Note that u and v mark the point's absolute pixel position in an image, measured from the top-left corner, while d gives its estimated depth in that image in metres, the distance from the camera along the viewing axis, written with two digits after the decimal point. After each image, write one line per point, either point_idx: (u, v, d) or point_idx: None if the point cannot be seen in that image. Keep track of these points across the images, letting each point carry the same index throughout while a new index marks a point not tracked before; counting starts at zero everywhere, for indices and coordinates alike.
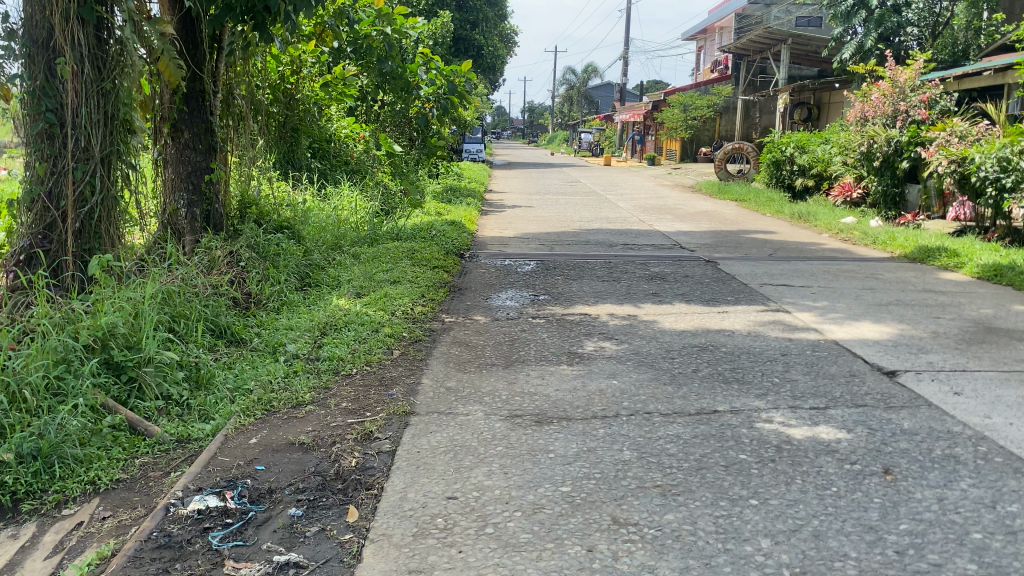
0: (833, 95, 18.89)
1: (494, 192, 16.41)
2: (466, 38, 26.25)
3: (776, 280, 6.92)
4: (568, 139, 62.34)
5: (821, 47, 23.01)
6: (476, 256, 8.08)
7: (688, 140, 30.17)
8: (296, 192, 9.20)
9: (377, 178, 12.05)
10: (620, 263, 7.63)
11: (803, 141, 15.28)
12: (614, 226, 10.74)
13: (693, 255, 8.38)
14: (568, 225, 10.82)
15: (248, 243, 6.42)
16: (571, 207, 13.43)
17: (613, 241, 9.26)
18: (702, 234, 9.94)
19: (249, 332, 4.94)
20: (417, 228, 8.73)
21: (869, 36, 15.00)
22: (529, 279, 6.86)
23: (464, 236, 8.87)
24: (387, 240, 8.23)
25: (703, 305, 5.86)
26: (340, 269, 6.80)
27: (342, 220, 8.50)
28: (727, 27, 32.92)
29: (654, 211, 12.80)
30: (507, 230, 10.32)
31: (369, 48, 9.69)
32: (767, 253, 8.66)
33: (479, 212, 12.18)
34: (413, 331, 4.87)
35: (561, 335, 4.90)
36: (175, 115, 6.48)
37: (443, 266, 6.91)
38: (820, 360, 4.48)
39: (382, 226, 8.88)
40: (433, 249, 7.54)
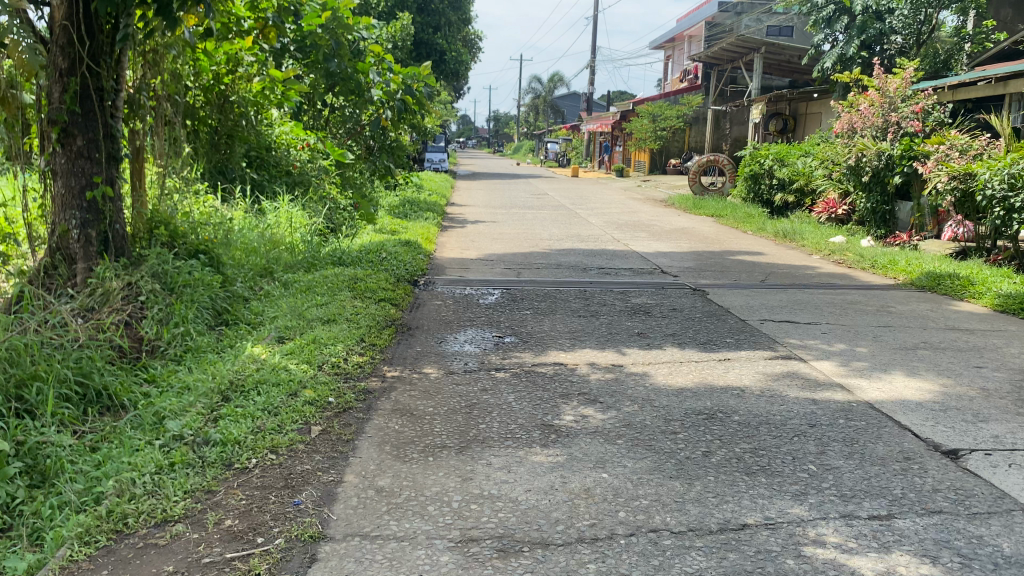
0: (810, 106, 18.20)
1: (456, 205, 15.42)
2: (428, 43, 25.28)
3: (778, 315, 5.98)
4: (534, 149, 61.64)
5: (794, 56, 22.35)
6: (432, 283, 7.05)
7: (657, 152, 29.43)
8: (227, 209, 8.14)
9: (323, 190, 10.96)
10: (597, 294, 6.64)
11: (782, 154, 14.53)
12: (586, 246, 9.78)
13: (677, 281, 7.44)
14: (536, 245, 9.85)
15: (152, 274, 5.35)
16: (538, 222, 12.46)
17: (587, 265, 8.29)
18: (683, 256, 9.02)
19: (132, 396, 3.89)
20: (364, 249, 7.69)
21: (850, 43, 14.53)
22: (492, 314, 5.83)
23: (418, 259, 7.82)
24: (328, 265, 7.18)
25: (700, 351, 4.88)
26: (266, 304, 5.75)
27: (279, 242, 7.45)
28: (697, 37, 32.31)
29: (628, 228, 11.89)
30: (468, 250, 9.31)
31: (314, 45, 8.77)
32: (758, 279, 7.73)
33: (438, 228, 11.14)
34: (341, 394, 3.85)
35: (531, 398, 3.88)
36: (65, 117, 5.36)
37: (389, 298, 5.88)
38: (861, 436, 3.51)
39: (325, 248, 7.84)
40: (380, 276, 6.51)
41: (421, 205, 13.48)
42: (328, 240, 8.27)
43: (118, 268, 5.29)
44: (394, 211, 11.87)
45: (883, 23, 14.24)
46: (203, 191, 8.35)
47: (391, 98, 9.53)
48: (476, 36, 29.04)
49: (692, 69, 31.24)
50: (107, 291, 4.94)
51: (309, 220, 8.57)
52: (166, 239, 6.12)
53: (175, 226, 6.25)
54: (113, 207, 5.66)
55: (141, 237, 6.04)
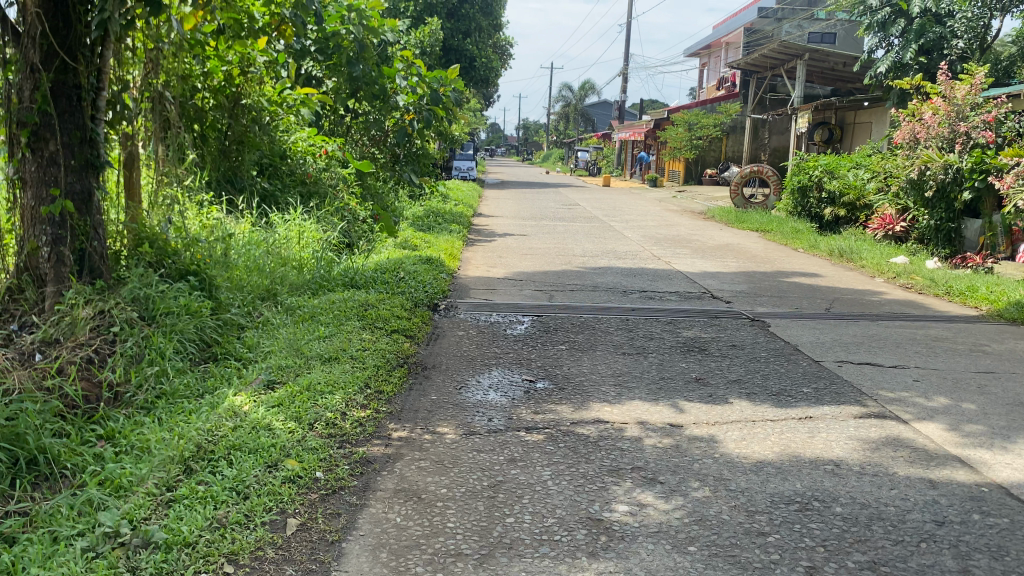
0: (860, 116, 17.24)
1: (484, 217, 14.68)
2: (458, 48, 24.67)
3: (857, 355, 5.11)
4: (564, 158, 60.87)
5: (839, 63, 21.36)
6: (454, 308, 6.27)
7: (692, 161, 28.48)
8: (234, 222, 7.45)
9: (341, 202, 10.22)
10: (641, 324, 5.80)
11: (832, 166, 13.68)
12: (624, 264, 8.97)
13: (731, 309, 6.59)
14: (570, 262, 9.05)
15: (130, 300, 4.62)
16: (571, 236, 11.65)
17: (627, 287, 7.45)
18: (733, 279, 8.17)
19: (79, 460, 3.14)
20: (380, 267, 6.93)
21: (907, 48, 13.50)
22: (522, 350, 5.02)
23: (440, 279, 7.05)
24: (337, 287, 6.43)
25: (773, 407, 4.03)
26: (263, 334, 4.99)
27: (285, 260, 6.72)
28: (733, 44, 31.35)
29: (668, 244, 11.06)
30: (495, 267, 8.53)
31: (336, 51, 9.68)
32: (822, 308, 6.84)
33: (464, 242, 10.36)
34: (332, 467, 3.06)
35: (572, 474, 3.07)
36: (36, 118, 4.62)
37: (402, 328, 5.09)
38: (1011, 543, 2.65)
39: (338, 266, 7.08)
40: (394, 300, 5.73)
41: (447, 217, 12.72)
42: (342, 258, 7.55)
43: (90, 292, 4.56)
44: (416, 224, 11.11)
45: (943, 27, 13.33)
46: (210, 202, 7.69)
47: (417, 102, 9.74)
48: (508, 42, 28.37)
49: (729, 77, 30.29)
50: (73, 321, 4.22)
51: (323, 233, 7.87)
52: (152, 258, 5.38)
53: (166, 242, 5.52)
54: (91, 222, 4.90)
55: (127, 255, 5.28)
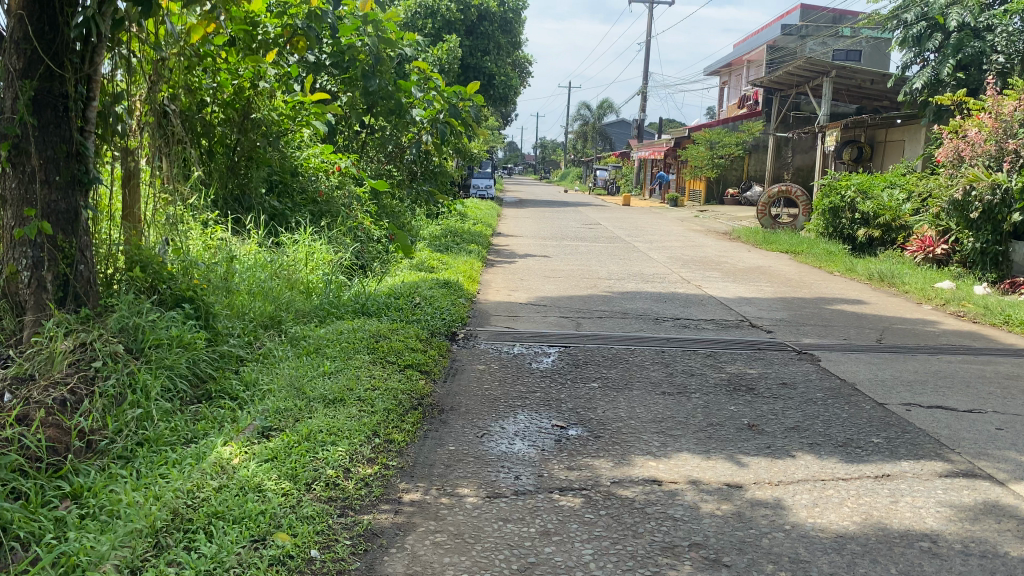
0: (892, 134, 16.69)
1: (502, 236, 14.22)
2: (476, 66, 24.35)
3: (924, 397, 4.56)
4: (582, 177, 60.48)
5: (867, 81, 20.80)
6: (473, 338, 5.78)
7: (714, 180, 27.93)
8: (240, 242, 7.01)
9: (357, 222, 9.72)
10: (679, 358, 5.28)
11: (866, 185, 13.16)
12: (653, 288, 8.46)
13: (775, 341, 6.06)
14: (595, 286, 8.55)
15: (115, 331, 4.14)
16: (594, 258, 11.15)
17: (658, 314, 6.93)
18: (772, 306, 7.63)
19: (36, 527, 2.65)
20: (393, 291, 6.44)
21: (944, 64, 12.88)
22: (550, 387, 4.50)
23: (458, 305, 6.56)
24: (347, 314, 5.96)
25: (841, 461, 3.50)
26: (263, 368, 4.50)
27: (292, 283, 6.26)
28: (755, 61, 30.88)
29: (697, 267, 10.54)
30: (517, 291, 8.04)
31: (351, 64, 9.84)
32: (872, 339, 6.29)
33: (482, 264, 9.87)
34: (331, 543, 2.57)
35: (619, 555, 2.55)
36: (16, 130, 4.15)
37: (415, 362, 4.60)
38: None
39: (348, 291, 6.61)
40: (408, 330, 5.23)
41: (464, 236, 12.25)
42: (354, 281, 7.09)
43: (71, 323, 4.07)
44: (432, 244, 10.65)
45: (981, 41, 12.63)
46: (216, 221, 7.28)
47: (433, 117, 10.22)
48: (526, 60, 28.04)
49: (751, 94, 29.79)
50: (49, 355, 3.75)
51: (334, 254, 7.43)
52: (146, 285, 4.87)
53: (161, 266, 5.04)
54: (77, 245, 4.41)
55: (117, 281, 4.80)
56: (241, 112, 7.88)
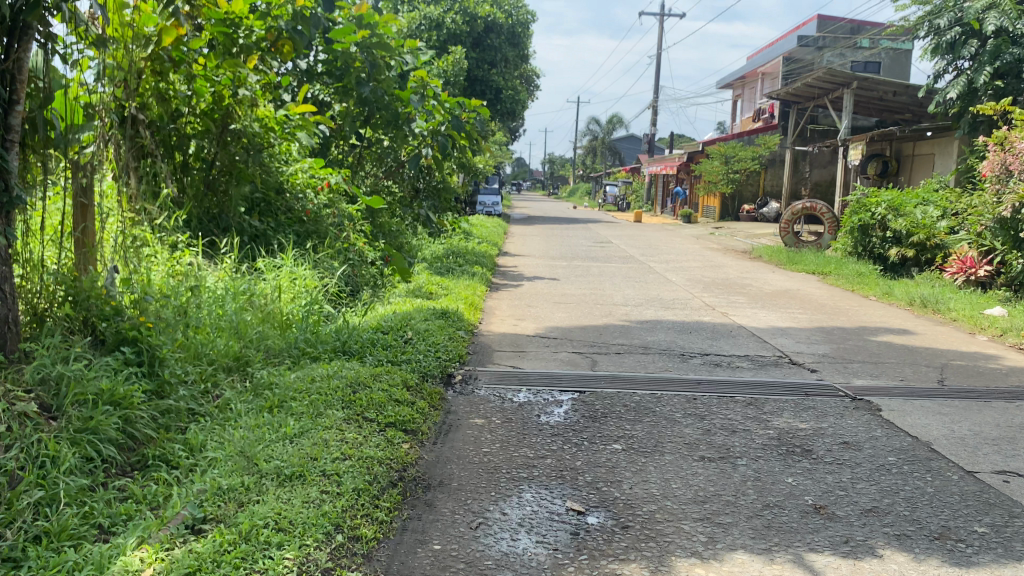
0: (920, 148, 15.87)
1: (510, 255, 13.45)
2: (484, 80, 23.73)
3: (1021, 461, 3.73)
4: (592, 192, 59.75)
5: (890, 92, 20.00)
6: (473, 381, 4.98)
7: (729, 196, 27.12)
8: (214, 267, 6.25)
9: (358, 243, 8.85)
10: (715, 409, 4.47)
11: (897, 201, 12.32)
12: (676, 317, 7.65)
13: (822, 383, 5.25)
14: (611, 313, 7.76)
15: (30, 385, 3.37)
16: (608, 280, 10.35)
17: (683, 349, 6.12)
18: (810, 338, 6.81)
19: None
20: (382, 323, 5.66)
21: (980, 72, 12.04)
22: (562, 449, 3.70)
23: (456, 339, 5.76)
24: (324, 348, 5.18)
25: (945, 565, 2.68)
26: (213, 427, 3.72)
27: (265, 317, 5.48)
28: (770, 74, 30.11)
29: (719, 290, 9.74)
30: (524, 320, 7.25)
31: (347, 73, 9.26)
32: (934, 381, 5.45)
33: (486, 287, 9.08)
34: None
35: None
36: None
37: (399, 418, 3.80)
38: None
39: (331, 322, 5.83)
40: (394, 375, 4.44)
41: (469, 256, 11.47)
42: (340, 311, 6.31)
43: None
44: (433, 266, 9.87)
45: (1020, 47, 11.79)
46: (188, 243, 6.53)
47: (434, 129, 9.65)
48: (535, 74, 27.41)
49: (767, 108, 29.01)
50: None
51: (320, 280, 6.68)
52: (81, 323, 4.08)
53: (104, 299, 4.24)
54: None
55: (45, 319, 3.99)
56: (221, 123, 7.16)
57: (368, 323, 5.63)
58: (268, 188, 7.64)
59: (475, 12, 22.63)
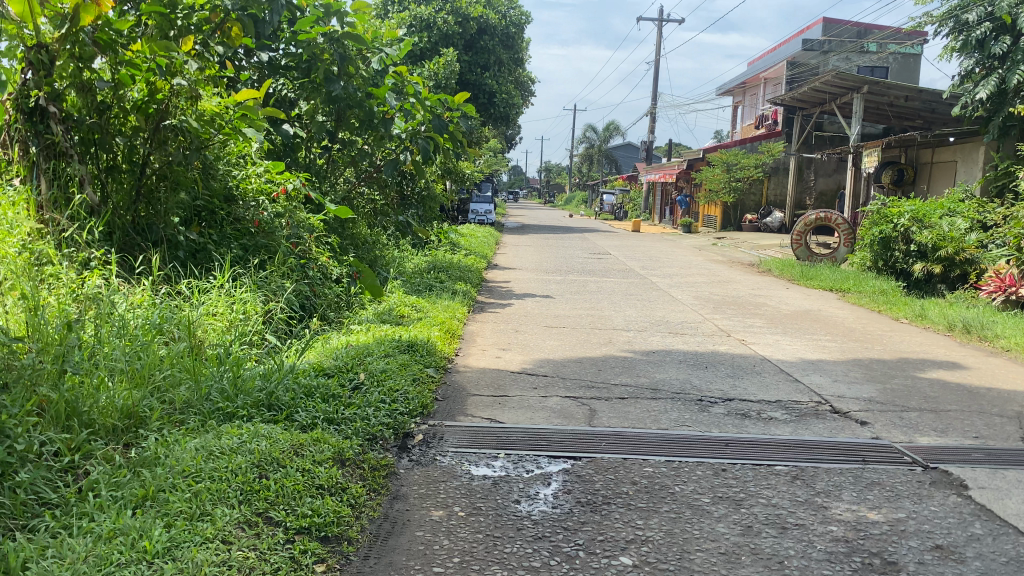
0: (940, 155, 14.85)
1: (499, 269, 12.35)
2: (476, 83, 22.61)
3: None
4: (588, 200, 58.71)
5: (903, 97, 19.00)
6: (439, 444, 3.85)
7: (731, 205, 26.05)
8: (127, 291, 5.12)
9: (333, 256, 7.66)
10: (753, 491, 3.37)
11: (922, 211, 11.25)
12: (686, 347, 6.56)
13: (879, 444, 4.16)
14: (611, 342, 6.65)
15: None
16: (606, 299, 9.25)
17: (699, 392, 5.01)
18: (848, 376, 5.71)
19: None
20: (326, 364, 4.52)
21: (1013, 71, 11.01)
22: (548, 567, 2.60)
23: (422, 384, 4.62)
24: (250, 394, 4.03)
25: None
26: (49, 535, 2.58)
27: (176, 359, 4.32)
28: (774, 79, 29.11)
29: (732, 311, 8.64)
30: (509, 351, 6.14)
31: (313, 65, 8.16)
32: (1016, 439, 4.34)
33: (469, 308, 7.93)
34: None
35: None
36: None
37: (316, 519, 2.72)
38: None
39: (268, 362, 4.66)
40: (329, 446, 3.31)
41: (451, 270, 10.30)
42: (281, 348, 5.15)
43: None
44: (409, 282, 8.71)
45: None
46: (103, 259, 5.41)
47: (414, 130, 8.57)
48: (529, 78, 26.38)
49: (769, 114, 27.98)
50: None
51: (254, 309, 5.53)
52: None
53: None
54: None
55: None
56: (154, 118, 6.05)
57: (309, 363, 4.50)
58: (211, 194, 6.47)
59: (467, 12, 21.55)
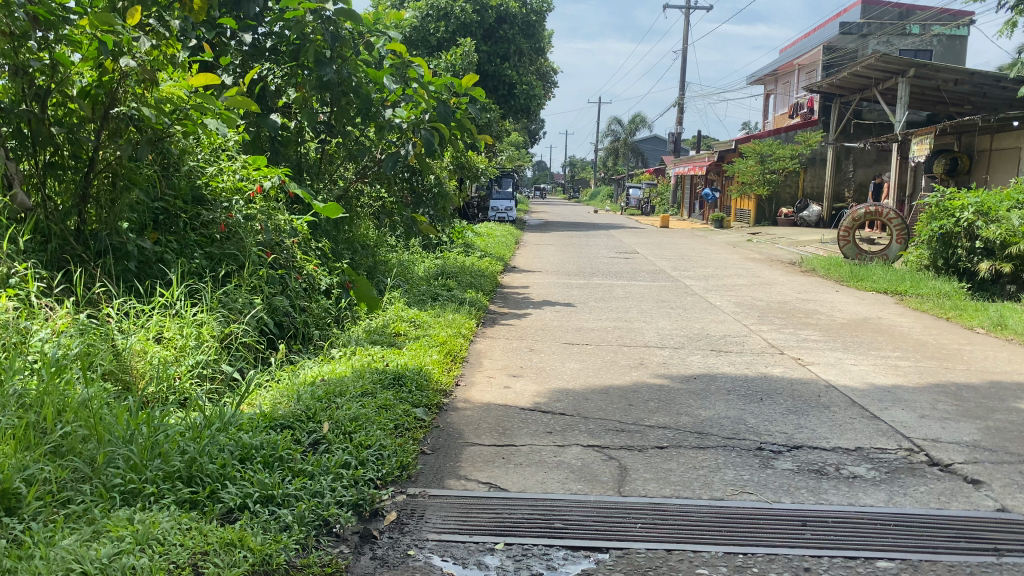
0: (1001, 141, 13.62)
1: (518, 273, 11.34)
2: (495, 74, 21.59)
3: None
4: (614, 196, 57.48)
5: (952, 81, 17.72)
6: (418, 528, 2.86)
7: (765, 199, 24.80)
8: (48, 317, 4.16)
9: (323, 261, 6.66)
10: None
11: (989, 205, 10.08)
12: (734, 371, 5.51)
13: (1010, 518, 3.10)
14: (643, 363, 5.62)
15: None
16: (636, 308, 8.21)
17: (757, 439, 3.98)
18: (937, 408, 4.65)
19: None
20: (278, 415, 3.52)
21: None
22: None
23: (402, 437, 3.59)
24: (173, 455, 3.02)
25: None
26: None
27: (85, 408, 3.31)
28: (809, 66, 27.78)
29: (781, 322, 7.56)
30: (523, 377, 5.13)
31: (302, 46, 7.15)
32: None
33: (476, 321, 6.91)
34: None
35: None
36: None
37: None
38: None
39: (207, 412, 3.63)
40: (248, 553, 2.40)
41: (462, 275, 9.29)
42: (229, 397, 4.07)
43: None
44: (411, 291, 7.74)
45: None
46: (25, 274, 4.42)
47: (417, 119, 7.58)
48: (551, 69, 25.33)
49: (805, 103, 26.66)
50: None
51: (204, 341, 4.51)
52: None
53: None
54: None
55: None
56: (102, 106, 5.11)
57: (257, 413, 3.50)
58: (173, 194, 5.46)
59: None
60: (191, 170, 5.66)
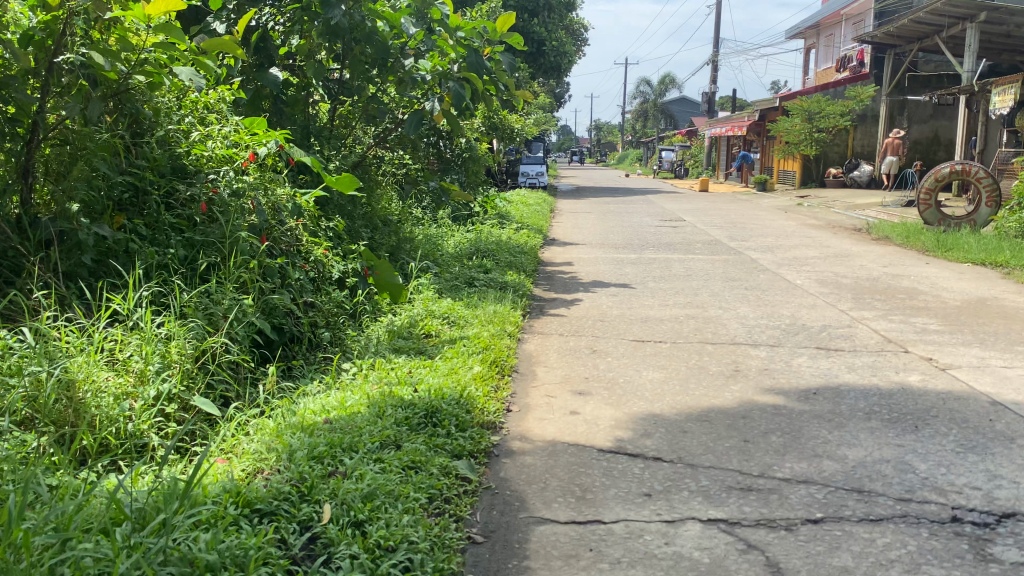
0: None
1: (558, 247, 10.13)
2: (523, 29, 20.15)
3: None
4: (643, 159, 55.76)
5: None
6: None
7: (812, 159, 23.27)
8: None
9: (336, 243, 5.48)
10: None
11: None
12: (858, 381, 4.29)
13: None
14: (739, 371, 4.42)
15: None
16: (706, 290, 6.98)
17: (945, 504, 2.78)
18: None
19: None
20: (257, 495, 2.37)
21: None
22: None
23: (439, 522, 2.44)
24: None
25: None
26: None
27: None
28: (858, 15, 25.94)
29: (884, 306, 6.31)
30: (591, 395, 3.96)
31: None
32: None
33: (520, 313, 5.72)
34: None
35: None
36: None
37: None
38: None
39: (158, 490, 2.46)
40: None
41: (499, 253, 8.10)
42: (203, 450, 2.93)
43: None
44: (441, 275, 6.58)
45: None
46: None
47: (444, 71, 6.32)
48: (580, 24, 23.81)
49: (854, 54, 24.89)
50: None
51: (172, 370, 3.32)
52: None
53: None
54: None
55: None
56: (45, 54, 3.90)
57: (226, 493, 2.34)
58: (144, 166, 4.27)
59: None
60: (167, 136, 4.45)
